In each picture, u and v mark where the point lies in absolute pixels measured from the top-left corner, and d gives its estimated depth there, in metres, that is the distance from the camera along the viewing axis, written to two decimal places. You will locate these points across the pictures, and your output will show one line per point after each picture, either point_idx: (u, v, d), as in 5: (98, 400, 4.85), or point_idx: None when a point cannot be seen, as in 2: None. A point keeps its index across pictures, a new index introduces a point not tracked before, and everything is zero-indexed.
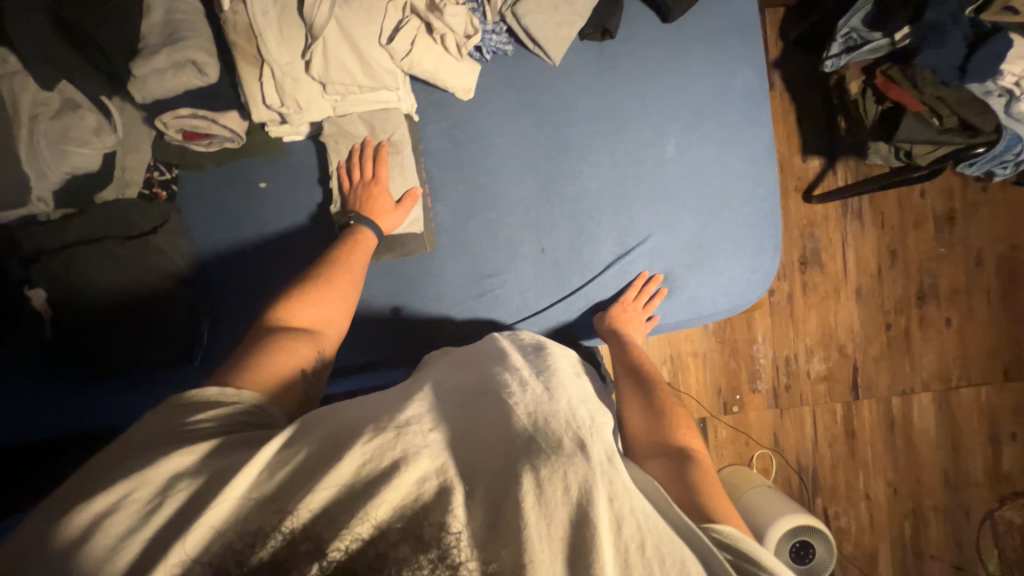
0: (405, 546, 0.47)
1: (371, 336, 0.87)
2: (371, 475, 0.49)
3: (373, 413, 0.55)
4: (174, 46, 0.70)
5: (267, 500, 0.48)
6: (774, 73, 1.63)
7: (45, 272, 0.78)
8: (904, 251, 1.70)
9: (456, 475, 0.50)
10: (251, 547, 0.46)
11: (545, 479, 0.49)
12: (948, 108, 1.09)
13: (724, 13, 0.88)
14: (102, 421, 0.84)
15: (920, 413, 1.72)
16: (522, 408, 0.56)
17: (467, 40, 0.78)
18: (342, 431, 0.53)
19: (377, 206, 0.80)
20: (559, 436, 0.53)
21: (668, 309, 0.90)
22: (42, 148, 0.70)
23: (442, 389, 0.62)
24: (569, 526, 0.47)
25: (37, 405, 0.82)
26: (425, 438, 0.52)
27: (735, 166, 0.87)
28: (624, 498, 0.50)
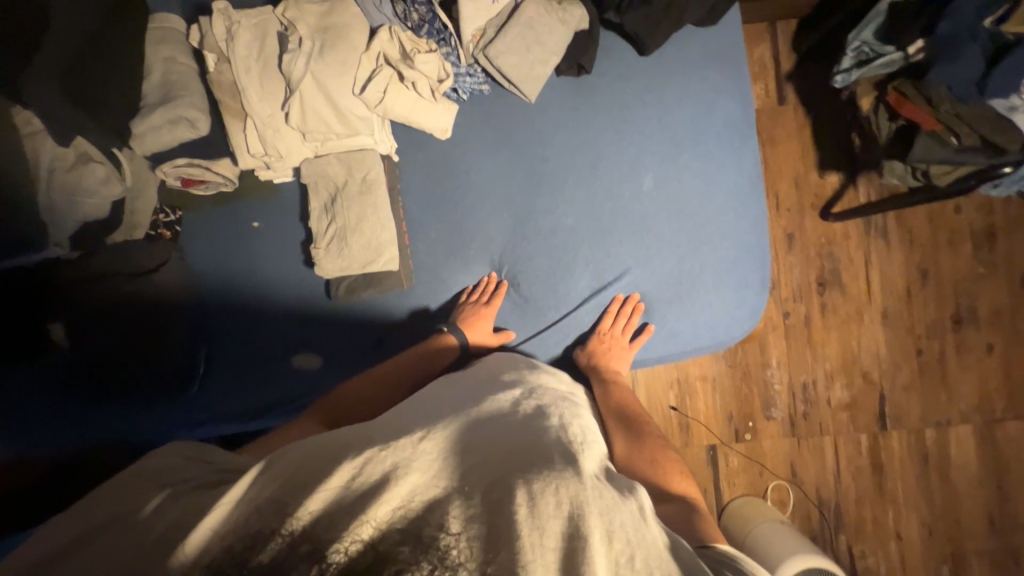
0: (405, 547, 0.46)
1: (352, 368, 0.90)
2: (369, 480, 0.50)
3: (369, 431, 0.58)
4: (169, 106, 0.77)
5: (267, 503, 0.49)
6: (786, 87, 1.56)
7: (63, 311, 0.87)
8: (937, 271, 1.57)
9: (452, 485, 0.51)
10: (251, 547, 0.46)
11: (538, 492, 0.50)
12: (966, 126, 1.00)
13: (704, 44, 0.86)
14: (110, 444, 0.89)
15: (958, 447, 1.58)
16: (515, 428, 0.60)
17: (439, 85, 0.81)
18: (338, 445, 0.55)
19: (476, 323, 0.85)
20: (551, 453, 0.56)
21: (648, 345, 0.89)
22: (57, 199, 0.78)
23: (436, 412, 0.64)
24: (562, 537, 0.47)
25: (49, 424, 0.87)
26: (421, 450, 0.53)
27: (717, 199, 0.85)
28: (616, 513, 0.52)
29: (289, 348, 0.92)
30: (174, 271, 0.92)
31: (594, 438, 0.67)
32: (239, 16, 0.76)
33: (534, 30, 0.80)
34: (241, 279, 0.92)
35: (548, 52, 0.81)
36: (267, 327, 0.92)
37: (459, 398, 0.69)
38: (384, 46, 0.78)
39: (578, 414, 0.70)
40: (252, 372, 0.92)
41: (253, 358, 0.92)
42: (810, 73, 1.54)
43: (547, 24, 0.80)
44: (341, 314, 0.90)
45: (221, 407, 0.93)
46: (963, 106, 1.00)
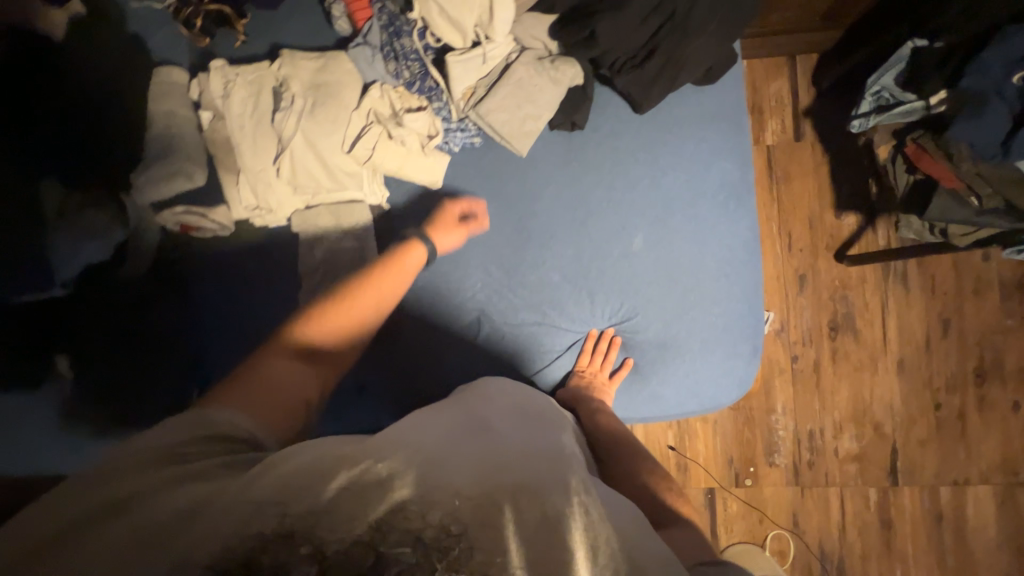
0: (406, 548, 0.44)
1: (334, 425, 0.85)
2: (366, 481, 0.47)
3: (350, 438, 0.54)
4: (167, 159, 0.82)
5: (262, 495, 0.46)
6: (804, 122, 1.50)
7: (74, 339, 0.88)
8: (960, 322, 1.49)
9: (450, 487, 0.49)
10: (253, 551, 0.43)
11: (525, 506, 0.48)
12: (989, 187, 0.95)
13: (703, 104, 0.83)
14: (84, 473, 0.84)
15: (976, 508, 1.49)
16: (501, 440, 0.58)
17: (429, 140, 0.82)
18: (323, 450, 0.51)
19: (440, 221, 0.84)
20: (537, 466, 0.54)
21: (634, 404, 0.87)
22: (62, 243, 0.80)
23: (419, 421, 0.60)
24: (552, 548, 0.46)
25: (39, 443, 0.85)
26: (408, 461, 0.50)
27: (708, 263, 0.83)
28: (599, 527, 0.50)
29: None
30: (168, 306, 0.90)
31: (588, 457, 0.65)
32: (236, 75, 0.79)
33: (524, 90, 0.79)
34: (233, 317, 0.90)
35: (537, 112, 0.80)
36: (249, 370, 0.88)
37: (449, 406, 0.66)
38: (374, 103, 0.79)
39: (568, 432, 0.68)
40: None
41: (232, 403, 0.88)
42: (829, 112, 1.48)
43: (537, 84, 0.79)
44: None
45: None
46: (984, 164, 0.94)
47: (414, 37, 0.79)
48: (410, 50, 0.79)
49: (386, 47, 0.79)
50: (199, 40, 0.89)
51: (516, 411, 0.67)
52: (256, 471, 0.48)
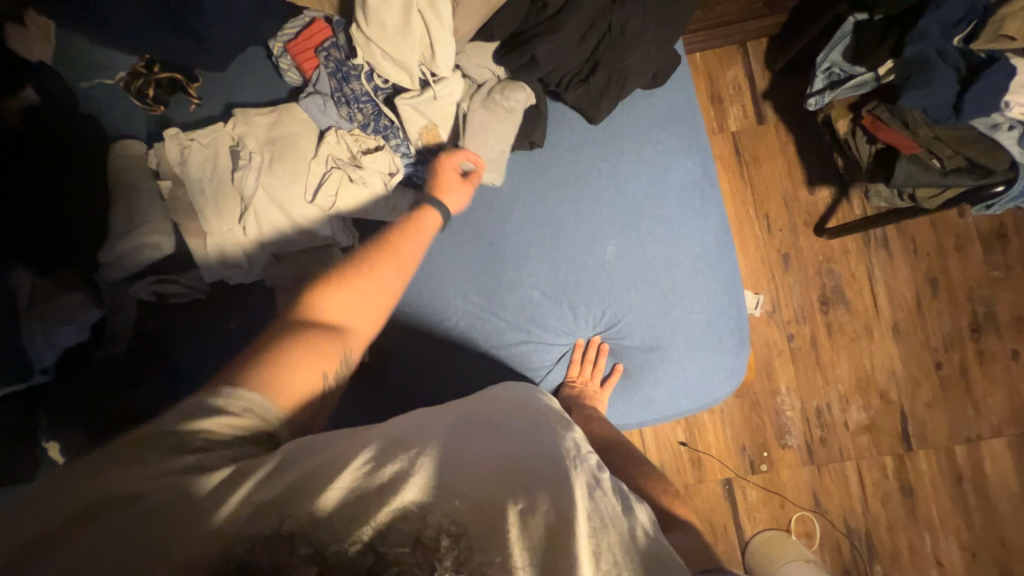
0: (406, 547, 0.45)
1: None
2: (371, 486, 0.48)
3: (370, 433, 0.55)
4: (131, 233, 0.81)
5: (268, 494, 0.47)
6: (764, 105, 1.52)
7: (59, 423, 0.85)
8: (947, 280, 1.50)
9: (455, 489, 0.49)
10: (251, 551, 0.44)
11: (528, 508, 0.48)
12: (949, 148, 0.96)
13: (655, 107, 0.84)
14: None
15: (994, 463, 1.48)
16: (514, 438, 0.57)
17: (391, 177, 0.81)
18: (338, 450, 0.51)
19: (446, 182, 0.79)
20: (546, 465, 0.53)
21: (628, 410, 0.87)
22: (34, 329, 0.78)
23: (437, 416, 0.61)
24: (549, 551, 0.46)
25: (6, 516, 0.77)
26: (418, 461, 0.50)
27: (683, 262, 0.83)
28: (606, 531, 0.48)
29: None
30: (155, 376, 0.91)
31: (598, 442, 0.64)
32: (192, 139, 0.79)
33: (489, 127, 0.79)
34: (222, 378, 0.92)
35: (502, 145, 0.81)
36: None
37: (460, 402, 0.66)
38: (332, 150, 0.79)
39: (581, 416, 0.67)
40: None
41: None
42: (787, 92, 1.51)
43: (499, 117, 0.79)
44: None
45: None
46: (941, 127, 0.95)
47: (362, 80, 0.79)
48: (360, 93, 0.79)
49: (336, 92, 0.79)
50: (154, 110, 0.89)
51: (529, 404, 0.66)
52: (262, 471, 0.48)
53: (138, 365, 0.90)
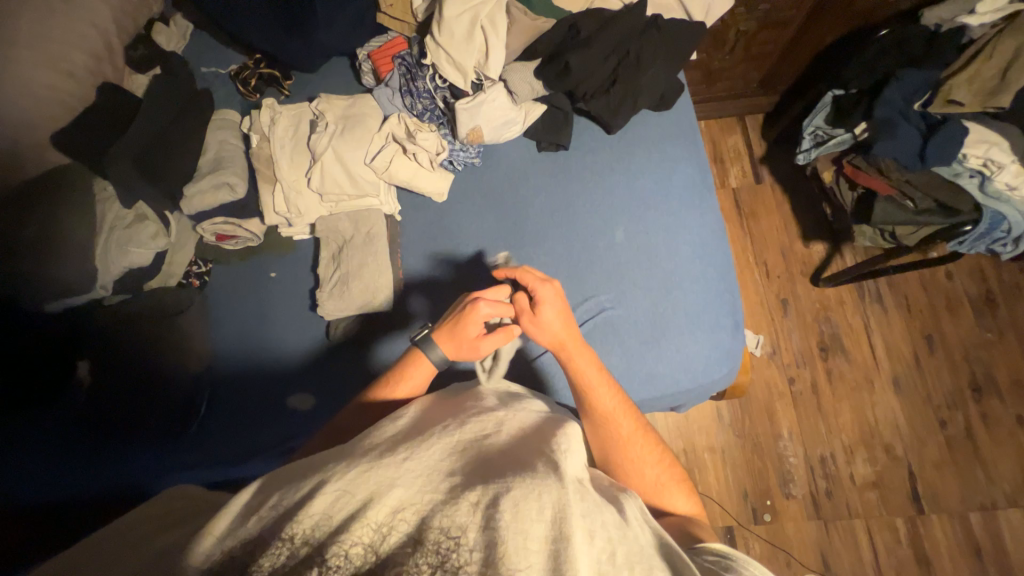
0: (409, 550, 0.47)
1: (336, 389, 0.95)
2: (355, 501, 0.50)
3: (345, 456, 0.57)
4: (216, 174, 0.96)
5: (258, 516, 0.50)
6: (761, 168, 1.72)
7: (88, 349, 0.93)
8: (942, 337, 1.55)
9: (442, 494, 0.52)
10: (256, 550, 0.47)
11: (520, 498, 0.50)
12: (918, 191, 1.10)
13: (661, 125, 1.02)
14: (125, 483, 0.92)
15: (1013, 536, 1.39)
16: (495, 448, 0.60)
17: (437, 156, 0.97)
18: (318, 476, 0.53)
19: (462, 331, 0.79)
20: (530, 464, 0.56)
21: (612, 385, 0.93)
22: (110, 247, 0.92)
23: (411, 434, 0.61)
24: (547, 538, 0.48)
25: (63, 482, 0.89)
26: (395, 479, 0.52)
27: (683, 249, 0.94)
28: (591, 514, 0.52)
29: (283, 391, 0.97)
30: (180, 320, 0.99)
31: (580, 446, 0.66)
32: (281, 109, 0.98)
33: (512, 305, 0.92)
34: (252, 322, 1.01)
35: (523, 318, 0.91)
36: (265, 371, 0.99)
37: (439, 411, 0.69)
38: (393, 128, 0.96)
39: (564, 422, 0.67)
40: (246, 421, 0.97)
41: (247, 403, 0.98)
42: (781, 158, 1.71)
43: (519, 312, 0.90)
44: (341, 349, 0.97)
45: (225, 447, 0.95)
46: (910, 174, 1.11)
47: (426, 80, 0.97)
48: (424, 89, 0.97)
49: (404, 87, 0.98)
50: (251, 95, 1.08)
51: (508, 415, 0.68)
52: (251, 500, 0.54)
53: (160, 331, 0.97)
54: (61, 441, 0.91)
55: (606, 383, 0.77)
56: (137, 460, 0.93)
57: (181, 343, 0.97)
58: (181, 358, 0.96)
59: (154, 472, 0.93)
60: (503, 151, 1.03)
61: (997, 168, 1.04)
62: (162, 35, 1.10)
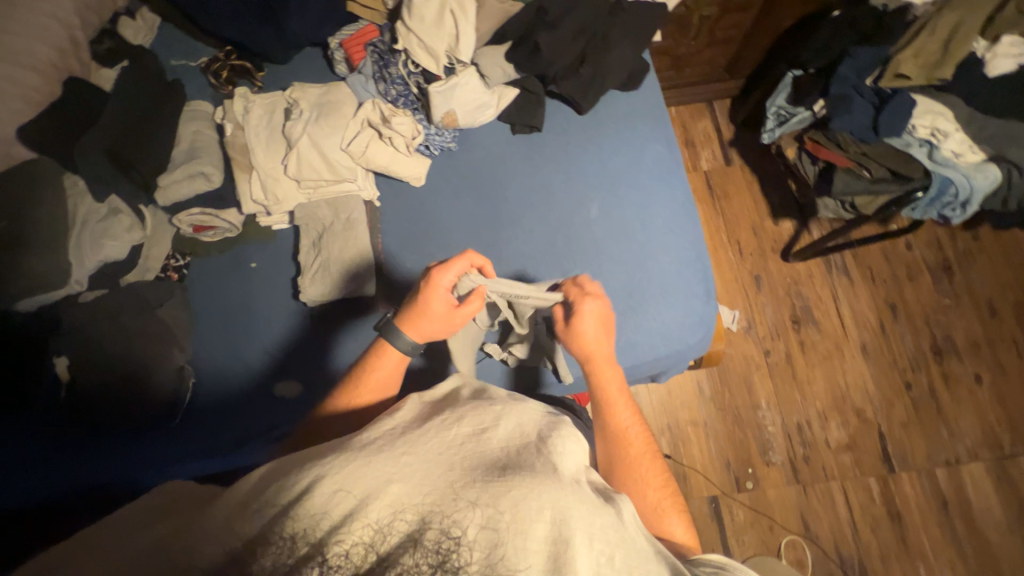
0: (408, 552, 0.44)
1: (323, 375, 0.96)
2: (349, 499, 0.47)
3: (336, 447, 0.54)
4: (191, 162, 0.98)
5: (256, 513, 0.48)
6: (730, 150, 1.78)
7: (62, 346, 0.92)
8: (904, 305, 1.63)
9: (443, 489, 0.49)
10: (254, 548, 0.46)
11: (520, 498, 0.48)
12: (873, 162, 1.15)
13: (629, 104, 1.05)
14: (108, 480, 0.92)
15: (976, 487, 1.48)
16: (496, 440, 0.56)
17: (413, 141, 0.99)
18: (311, 467, 0.50)
19: (433, 311, 0.74)
20: (531, 462, 0.53)
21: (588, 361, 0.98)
22: (84, 242, 0.91)
23: (408, 429, 0.57)
24: (546, 543, 0.46)
25: (49, 481, 0.90)
26: (391, 479, 0.49)
27: (655, 222, 0.97)
28: (594, 516, 0.50)
29: (268, 380, 0.97)
30: (156, 313, 0.96)
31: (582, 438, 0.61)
32: (255, 99, 0.99)
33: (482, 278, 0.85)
34: (234, 312, 1.01)
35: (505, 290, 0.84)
36: (249, 362, 0.99)
37: (441, 402, 0.65)
38: (368, 114, 0.98)
39: (563, 415, 0.63)
40: (232, 412, 0.96)
41: (231, 395, 0.97)
42: (748, 140, 1.78)
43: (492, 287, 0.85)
44: (324, 335, 0.97)
45: (211, 439, 0.95)
46: (866, 147, 1.17)
47: (399, 66, 0.99)
48: (397, 76, 0.99)
49: (377, 74, 1.00)
50: (223, 87, 1.08)
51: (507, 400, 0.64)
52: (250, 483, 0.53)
53: (133, 325, 0.94)
54: (49, 438, 0.92)
55: (625, 399, 0.77)
56: (114, 458, 0.92)
57: (156, 335, 0.94)
58: (155, 351, 0.93)
59: (135, 469, 0.92)
60: (479, 135, 1.05)
61: (943, 137, 1.12)
62: (128, 28, 1.08)
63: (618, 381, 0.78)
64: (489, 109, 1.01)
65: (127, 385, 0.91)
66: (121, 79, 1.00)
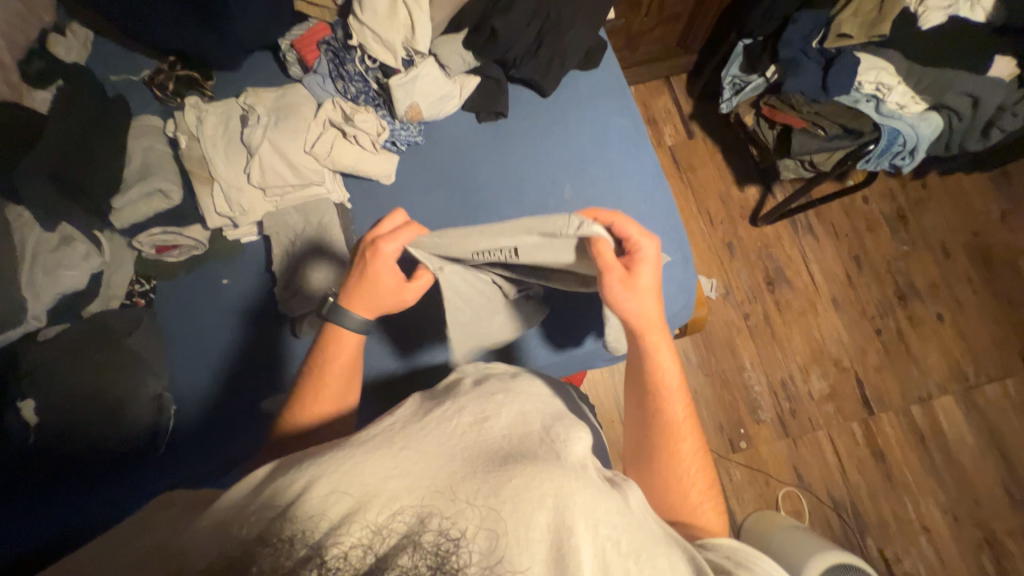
0: (406, 554, 0.41)
1: None
2: (346, 501, 0.45)
3: (333, 449, 0.52)
4: (145, 181, 0.93)
5: (255, 516, 0.46)
6: (692, 124, 1.82)
7: (28, 387, 0.87)
8: (867, 256, 1.71)
9: (441, 484, 0.46)
10: (249, 553, 0.43)
11: (521, 485, 0.45)
12: (827, 119, 1.20)
13: (591, 83, 1.06)
14: (77, 526, 0.85)
15: (948, 419, 1.58)
16: (498, 431, 0.55)
17: (379, 138, 0.97)
18: (308, 468, 0.49)
19: (378, 283, 0.72)
20: (534, 450, 0.52)
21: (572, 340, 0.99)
22: (38, 277, 0.86)
23: (409, 427, 0.55)
24: (549, 539, 0.43)
25: (21, 530, 0.84)
26: (390, 477, 0.47)
27: (629, 196, 0.98)
28: (598, 501, 0.47)
29: (254, 397, 0.94)
30: (126, 343, 0.91)
31: (581, 428, 0.60)
32: (208, 108, 0.95)
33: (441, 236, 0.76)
34: (210, 333, 0.98)
35: (495, 243, 0.74)
36: (231, 381, 0.95)
37: (441, 396, 0.64)
38: (330, 114, 0.95)
39: (566, 413, 0.62)
40: (221, 433, 0.93)
41: (217, 418, 0.94)
42: (708, 112, 1.82)
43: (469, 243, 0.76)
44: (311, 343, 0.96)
45: (202, 465, 0.92)
46: (819, 106, 1.21)
47: (356, 62, 0.97)
48: (355, 73, 0.97)
49: (334, 72, 0.97)
50: (171, 100, 1.02)
51: (505, 393, 0.63)
52: (248, 492, 0.51)
53: (99, 354, 0.89)
54: (19, 485, 0.85)
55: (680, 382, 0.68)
56: (98, 497, 0.88)
57: (128, 361, 0.90)
58: (128, 377, 0.89)
59: (118, 507, 0.87)
60: (444, 127, 1.04)
61: (887, 91, 1.17)
62: (60, 45, 1.00)
63: (674, 363, 0.68)
64: (452, 98, 1.00)
65: (104, 420, 0.87)
66: (57, 99, 0.93)
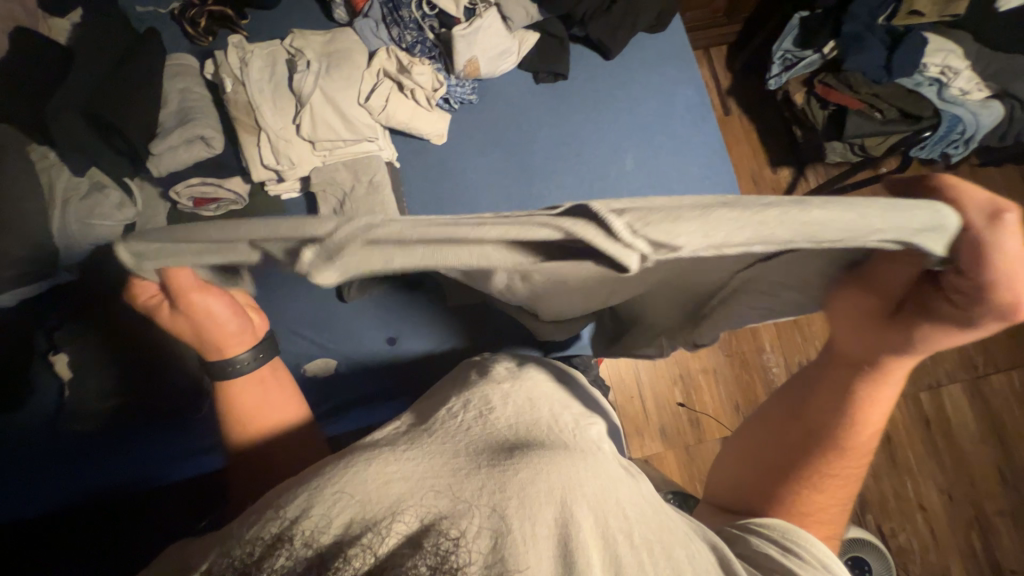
0: (409, 550, 0.36)
1: (367, 365, 0.95)
2: (349, 507, 0.40)
3: (336, 459, 0.49)
4: (186, 126, 0.85)
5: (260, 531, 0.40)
6: (729, 100, 1.76)
7: (65, 338, 0.84)
8: None
9: (447, 482, 0.43)
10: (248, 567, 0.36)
11: (525, 478, 0.43)
12: (884, 102, 1.17)
13: (656, 48, 1.00)
14: (122, 480, 0.85)
15: (954, 406, 1.63)
16: (504, 424, 0.52)
17: (435, 93, 0.90)
18: (306, 484, 0.44)
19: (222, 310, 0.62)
20: (539, 441, 0.49)
21: None
22: (72, 225, 0.81)
23: (410, 434, 0.51)
24: (556, 528, 0.40)
25: (71, 481, 0.85)
26: (390, 475, 0.43)
27: (694, 170, 0.94)
28: (605, 493, 0.45)
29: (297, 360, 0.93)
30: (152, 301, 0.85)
31: (591, 416, 0.60)
32: (251, 49, 0.88)
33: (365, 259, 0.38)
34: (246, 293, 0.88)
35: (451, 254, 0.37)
36: None
37: (444, 395, 0.60)
38: (384, 63, 0.89)
39: (588, 412, 0.60)
40: None
41: None
42: (746, 87, 1.76)
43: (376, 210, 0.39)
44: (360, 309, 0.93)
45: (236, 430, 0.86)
46: (878, 87, 1.18)
47: (412, 8, 0.90)
48: (410, 19, 0.90)
49: (387, 17, 0.90)
50: (203, 39, 0.93)
51: (514, 382, 0.59)
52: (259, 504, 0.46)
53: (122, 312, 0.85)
54: (60, 437, 0.85)
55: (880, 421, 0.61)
56: (133, 456, 0.86)
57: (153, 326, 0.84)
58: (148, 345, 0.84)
59: (157, 463, 0.86)
60: (500, 87, 0.98)
61: (952, 75, 1.16)
62: None
63: (882, 418, 0.60)
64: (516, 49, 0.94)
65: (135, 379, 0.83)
66: (79, 28, 0.85)
